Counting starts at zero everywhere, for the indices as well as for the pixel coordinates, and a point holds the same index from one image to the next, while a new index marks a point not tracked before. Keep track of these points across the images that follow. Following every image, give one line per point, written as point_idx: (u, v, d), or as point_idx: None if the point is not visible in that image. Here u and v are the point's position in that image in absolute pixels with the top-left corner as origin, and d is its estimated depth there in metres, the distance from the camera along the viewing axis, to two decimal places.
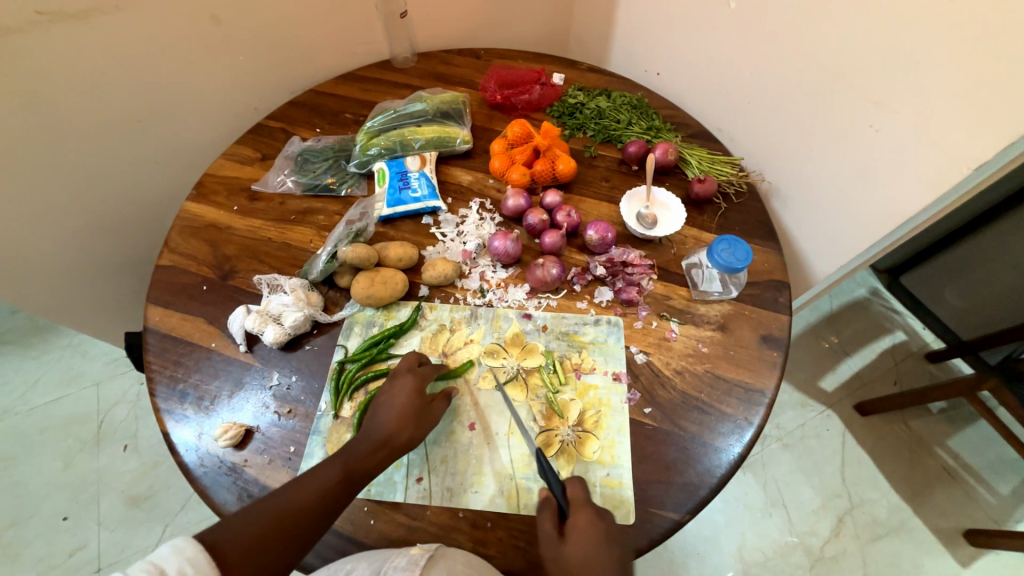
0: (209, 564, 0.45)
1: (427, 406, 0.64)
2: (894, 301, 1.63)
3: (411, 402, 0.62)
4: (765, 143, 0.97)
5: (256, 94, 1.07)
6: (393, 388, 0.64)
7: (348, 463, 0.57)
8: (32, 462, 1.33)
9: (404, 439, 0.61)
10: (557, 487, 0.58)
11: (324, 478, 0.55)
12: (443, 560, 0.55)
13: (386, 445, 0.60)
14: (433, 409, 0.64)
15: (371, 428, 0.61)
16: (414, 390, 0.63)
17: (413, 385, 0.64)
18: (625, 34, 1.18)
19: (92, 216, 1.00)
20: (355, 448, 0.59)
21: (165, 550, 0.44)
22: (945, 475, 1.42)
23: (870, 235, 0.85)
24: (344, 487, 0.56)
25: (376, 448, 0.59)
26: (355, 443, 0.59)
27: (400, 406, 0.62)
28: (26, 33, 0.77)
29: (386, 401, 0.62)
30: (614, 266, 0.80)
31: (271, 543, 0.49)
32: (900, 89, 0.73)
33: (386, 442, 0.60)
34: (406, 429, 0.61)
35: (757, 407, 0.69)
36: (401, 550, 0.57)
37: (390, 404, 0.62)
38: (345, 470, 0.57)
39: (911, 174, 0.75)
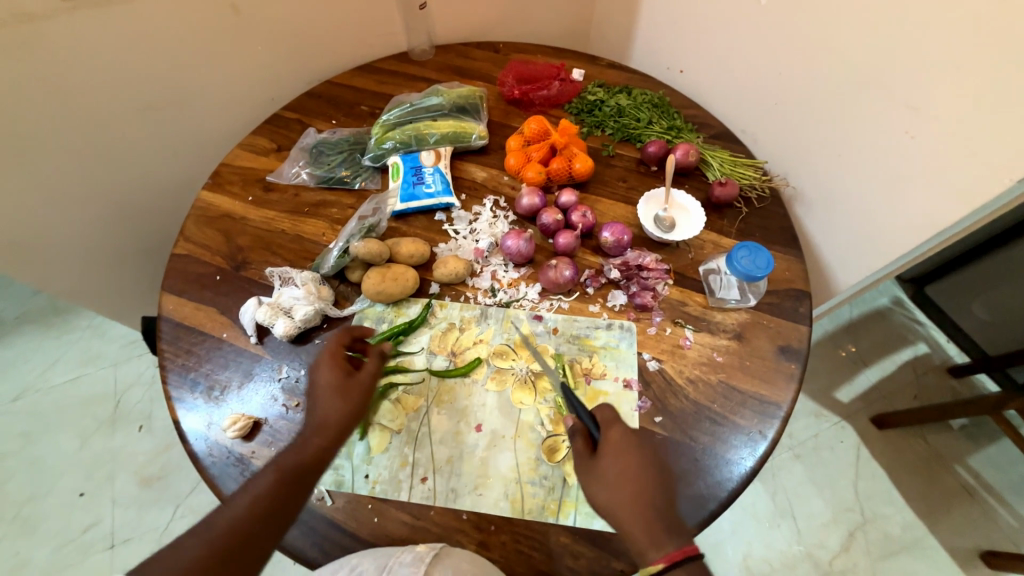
0: None
1: (350, 379, 0.61)
2: (918, 313, 1.58)
3: (332, 378, 0.61)
4: (790, 145, 0.93)
5: (274, 84, 1.07)
6: (317, 374, 0.62)
7: (281, 464, 0.57)
8: (51, 439, 1.37)
9: (337, 420, 0.59)
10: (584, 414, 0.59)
11: (260, 484, 0.55)
12: (449, 558, 0.55)
13: (319, 429, 0.59)
14: (362, 376, 0.62)
15: (309, 419, 0.60)
16: (329, 369, 0.62)
17: (330, 364, 0.62)
18: (649, 29, 1.15)
19: (111, 201, 1.01)
20: (292, 446, 0.58)
21: None
22: (964, 494, 1.37)
23: (898, 245, 0.81)
24: (281, 488, 0.55)
25: (310, 436, 0.59)
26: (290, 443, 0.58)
27: (324, 390, 0.60)
28: (49, 20, 0.77)
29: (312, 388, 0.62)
30: (629, 269, 0.78)
31: (212, 568, 0.50)
32: (941, 94, 0.69)
33: (325, 431, 0.59)
34: (335, 407, 0.60)
35: (773, 420, 0.67)
36: (406, 546, 0.57)
37: (316, 393, 0.61)
38: (276, 472, 0.56)
39: (948, 185, 0.71)
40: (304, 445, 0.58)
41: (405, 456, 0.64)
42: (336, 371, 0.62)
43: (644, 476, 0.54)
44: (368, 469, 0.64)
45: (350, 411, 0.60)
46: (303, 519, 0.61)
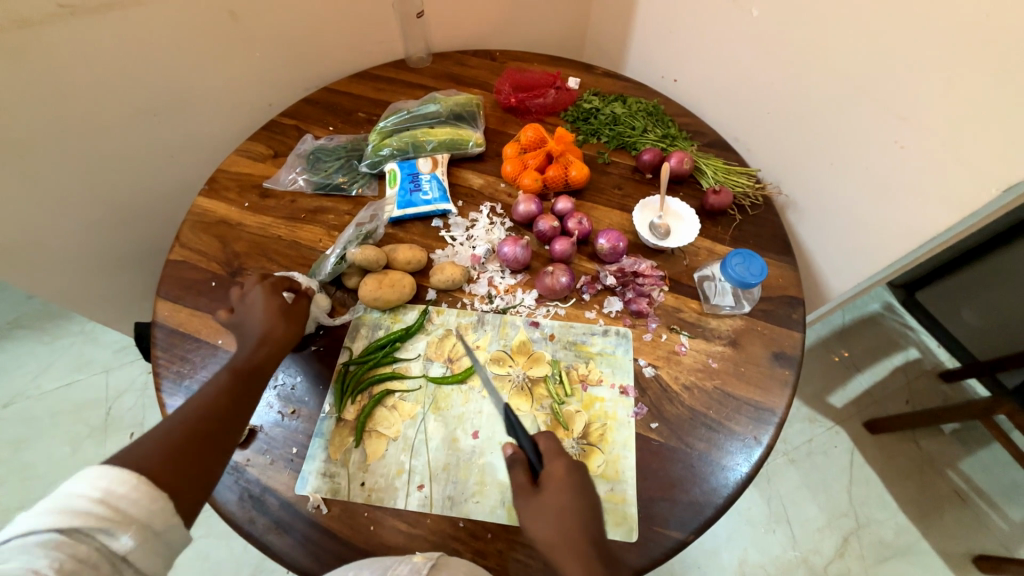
0: (137, 480, 0.46)
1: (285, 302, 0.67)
2: (909, 318, 1.60)
3: (271, 303, 0.66)
4: (783, 154, 0.95)
5: (271, 90, 1.07)
6: (255, 303, 0.66)
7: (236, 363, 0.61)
8: (40, 447, 1.34)
9: (280, 331, 0.64)
10: (526, 441, 0.57)
11: (213, 389, 0.57)
12: (446, 569, 0.54)
13: (264, 340, 0.63)
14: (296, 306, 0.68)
15: (246, 335, 0.64)
16: (268, 295, 0.66)
17: (273, 294, 0.67)
18: (643, 40, 1.17)
19: (104, 206, 1.00)
20: (236, 355, 0.61)
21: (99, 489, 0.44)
22: (955, 498, 1.38)
23: (889, 253, 0.83)
24: (240, 385, 0.59)
25: (256, 346, 0.62)
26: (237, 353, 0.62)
27: (262, 309, 0.65)
28: (46, 25, 0.77)
29: (251, 312, 0.65)
30: (625, 275, 0.79)
31: (186, 449, 0.51)
32: (930, 105, 0.70)
33: (269, 340, 0.63)
34: (279, 324, 0.65)
35: (767, 426, 0.68)
36: (403, 558, 0.55)
37: (251, 314, 0.65)
38: (233, 372, 0.59)
39: (938, 194, 0.73)
40: (252, 353, 0.62)
41: (402, 464, 0.64)
42: (275, 297, 0.67)
43: (579, 487, 0.54)
44: (364, 477, 0.63)
45: (291, 328, 0.66)
46: (299, 528, 0.60)
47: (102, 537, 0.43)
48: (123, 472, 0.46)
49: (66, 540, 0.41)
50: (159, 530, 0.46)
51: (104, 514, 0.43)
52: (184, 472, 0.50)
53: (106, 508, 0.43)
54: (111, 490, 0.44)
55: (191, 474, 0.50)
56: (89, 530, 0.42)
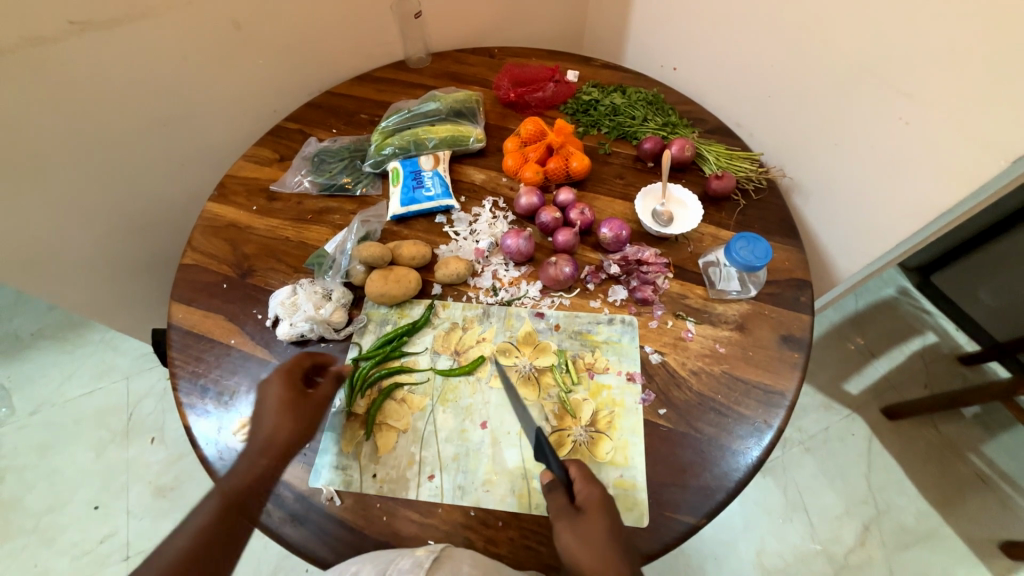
0: None
1: (298, 398, 0.65)
2: (925, 302, 1.58)
3: (283, 398, 0.65)
4: (785, 138, 0.94)
5: (274, 96, 1.09)
6: (265, 392, 0.67)
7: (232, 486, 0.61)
8: (66, 451, 1.41)
9: (285, 436, 0.64)
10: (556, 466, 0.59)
11: (206, 512, 0.59)
12: (449, 562, 0.54)
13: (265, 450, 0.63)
14: (308, 401, 0.66)
15: (256, 432, 0.64)
16: (282, 387, 0.66)
17: (280, 382, 0.66)
18: (641, 30, 1.17)
19: (119, 216, 1.04)
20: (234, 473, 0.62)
21: None
22: (979, 483, 1.35)
23: (897, 233, 0.82)
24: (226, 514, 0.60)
25: (255, 458, 0.63)
26: (239, 467, 0.62)
27: (272, 406, 0.65)
28: (59, 42, 0.80)
29: (259, 413, 0.66)
30: (629, 264, 0.79)
31: None
32: (931, 79, 0.69)
33: (272, 450, 0.63)
34: (283, 425, 0.64)
35: (777, 409, 0.67)
36: (405, 551, 0.56)
37: (264, 408, 0.65)
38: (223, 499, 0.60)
39: (946, 170, 0.71)
40: (252, 466, 0.62)
41: (412, 455, 0.65)
42: (288, 391, 0.65)
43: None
44: (376, 469, 0.64)
45: (294, 431, 0.64)
46: (313, 519, 0.61)
47: None
48: None
49: None
50: None
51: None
52: None
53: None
54: None
55: None
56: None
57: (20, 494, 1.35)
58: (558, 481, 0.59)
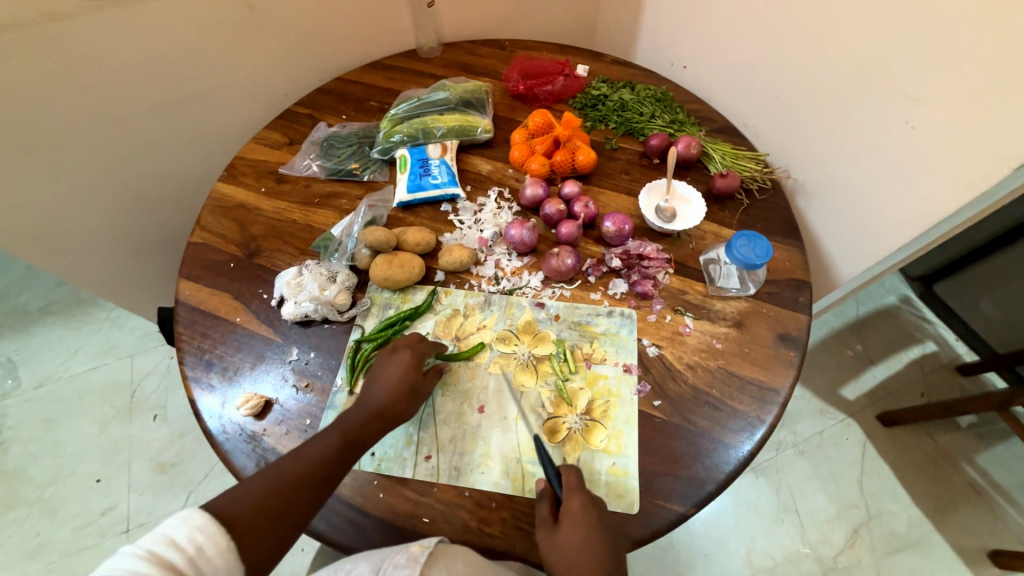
0: (219, 531, 0.50)
1: (424, 379, 0.66)
2: (926, 311, 1.59)
3: (406, 376, 0.65)
4: (791, 139, 0.94)
5: (285, 80, 1.10)
6: (390, 360, 0.67)
7: (347, 427, 0.61)
8: (70, 425, 1.44)
9: (401, 410, 0.64)
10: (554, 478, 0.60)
11: (321, 444, 0.59)
12: (443, 559, 0.56)
13: (382, 415, 0.63)
14: (427, 382, 0.66)
15: (369, 398, 0.64)
16: (408, 364, 0.66)
17: (409, 359, 0.66)
18: (653, 27, 1.17)
19: (129, 193, 1.05)
20: (351, 417, 0.62)
21: (174, 522, 0.49)
22: (972, 492, 1.36)
23: (899, 238, 0.82)
24: (341, 454, 0.59)
25: (372, 418, 0.62)
26: (353, 412, 0.63)
27: (395, 379, 0.65)
28: (76, 19, 0.81)
29: (382, 375, 0.65)
30: (630, 258, 0.80)
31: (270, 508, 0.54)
32: (939, 85, 0.69)
33: (384, 416, 0.63)
34: (401, 402, 0.64)
35: (771, 405, 0.68)
36: (400, 545, 0.58)
37: (385, 377, 0.65)
38: (342, 437, 0.60)
39: (949, 176, 0.72)
40: (366, 425, 0.62)
41: (410, 436, 0.66)
42: (415, 369, 0.66)
43: None
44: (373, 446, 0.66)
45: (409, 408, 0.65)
46: None
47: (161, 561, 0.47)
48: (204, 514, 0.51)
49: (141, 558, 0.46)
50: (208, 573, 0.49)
51: (154, 554, 0.47)
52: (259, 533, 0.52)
53: (157, 542, 0.48)
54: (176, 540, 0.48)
55: (263, 537, 0.52)
56: (123, 565, 0.45)
57: (26, 465, 1.37)
58: (551, 493, 0.60)
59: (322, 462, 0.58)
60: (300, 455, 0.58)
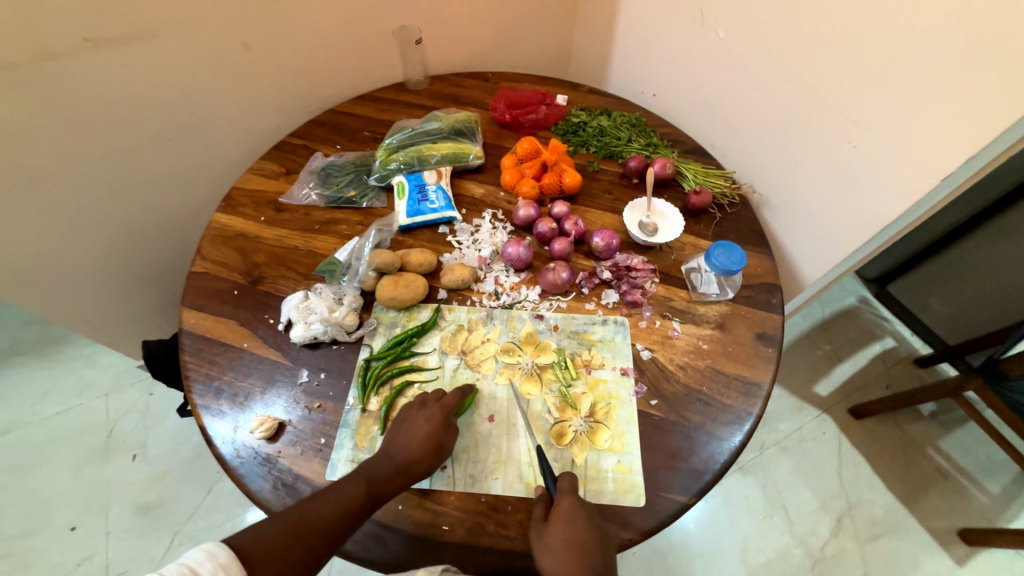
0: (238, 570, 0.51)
1: (450, 437, 0.67)
2: (882, 309, 1.72)
3: (433, 434, 0.66)
4: (754, 158, 1.05)
5: (278, 113, 1.14)
6: (419, 415, 0.68)
7: (372, 480, 0.62)
8: (42, 471, 1.37)
9: (423, 467, 0.64)
10: (550, 480, 0.65)
11: (346, 492, 0.60)
12: None
13: (405, 472, 0.64)
14: (450, 439, 0.67)
15: (394, 451, 0.65)
16: (438, 422, 0.67)
17: (439, 416, 0.68)
18: (622, 60, 1.28)
19: (118, 226, 1.05)
20: (377, 467, 0.63)
21: (199, 555, 0.51)
22: (939, 476, 1.46)
23: (854, 242, 0.92)
24: (362, 505, 0.60)
25: (396, 473, 0.63)
26: (379, 461, 0.64)
27: (423, 435, 0.66)
28: (72, 57, 0.83)
29: (409, 429, 0.67)
30: (619, 269, 0.86)
31: (286, 549, 0.55)
32: (873, 109, 0.80)
33: (406, 471, 0.63)
34: (425, 458, 0.65)
35: (755, 398, 0.75)
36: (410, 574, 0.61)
37: (413, 432, 0.66)
38: (366, 488, 0.61)
39: (889, 186, 0.82)
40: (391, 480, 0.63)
41: None
42: (442, 426, 0.67)
43: None
44: None
45: (432, 466, 0.65)
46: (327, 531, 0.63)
47: None
48: (223, 549, 0.52)
49: None
50: None
51: None
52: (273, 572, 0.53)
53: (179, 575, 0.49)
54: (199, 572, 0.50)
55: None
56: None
57: None
58: (547, 496, 0.64)
59: (345, 508, 0.59)
60: (326, 499, 0.59)
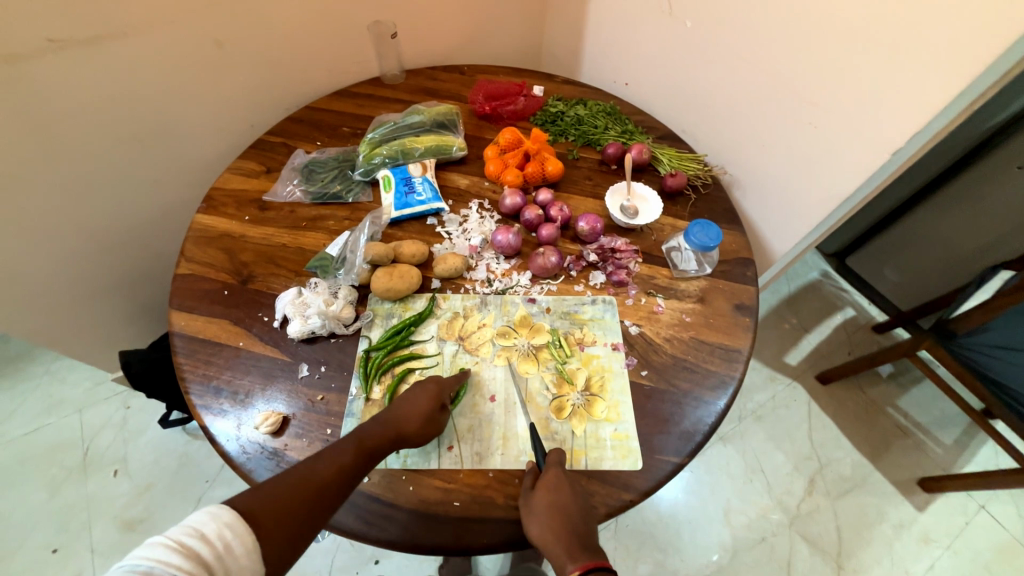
0: (246, 529, 0.53)
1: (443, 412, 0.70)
2: (842, 282, 1.85)
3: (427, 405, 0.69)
4: (723, 143, 1.11)
5: (252, 111, 1.12)
6: (417, 390, 0.70)
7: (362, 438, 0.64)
8: (15, 495, 1.31)
9: (414, 428, 0.67)
10: (541, 456, 0.69)
11: (340, 452, 0.62)
12: None
13: (396, 428, 0.66)
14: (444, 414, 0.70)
15: (387, 416, 0.67)
16: (433, 395, 0.69)
17: (435, 390, 0.70)
18: (595, 51, 1.31)
19: (88, 232, 1.02)
20: (365, 428, 0.66)
21: (203, 517, 0.52)
22: (899, 432, 1.59)
23: (817, 217, 1.00)
24: (356, 461, 0.62)
25: (386, 430, 0.66)
26: (367, 423, 0.67)
27: (421, 407, 0.68)
28: (35, 59, 0.80)
29: (406, 398, 0.69)
30: (604, 252, 0.90)
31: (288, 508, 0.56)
32: (830, 91, 0.87)
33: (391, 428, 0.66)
34: (415, 419, 0.67)
35: (736, 363, 0.80)
36: None
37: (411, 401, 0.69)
38: (358, 447, 0.63)
39: (847, 163, 0.89)
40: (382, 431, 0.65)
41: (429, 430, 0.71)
42: (438, 400, 0.70)
43: None
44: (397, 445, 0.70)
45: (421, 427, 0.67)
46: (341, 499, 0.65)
47: (192, 549, 0.49)
48: (226, 511, 0.53)
49: (173, 545, 0.49)
50: (236, 562, 0.51)
51: (186, 547, 0.49)
52: (278, 528, 0.55)
53: (186, 536, 0.50)
54: (206, 531, 0.51)
55: (281, 531, 0.55)
56: (154, 554, 0.47)
57: None
58: (536, 468, 0.68)
59: (337, 471, 0.61)
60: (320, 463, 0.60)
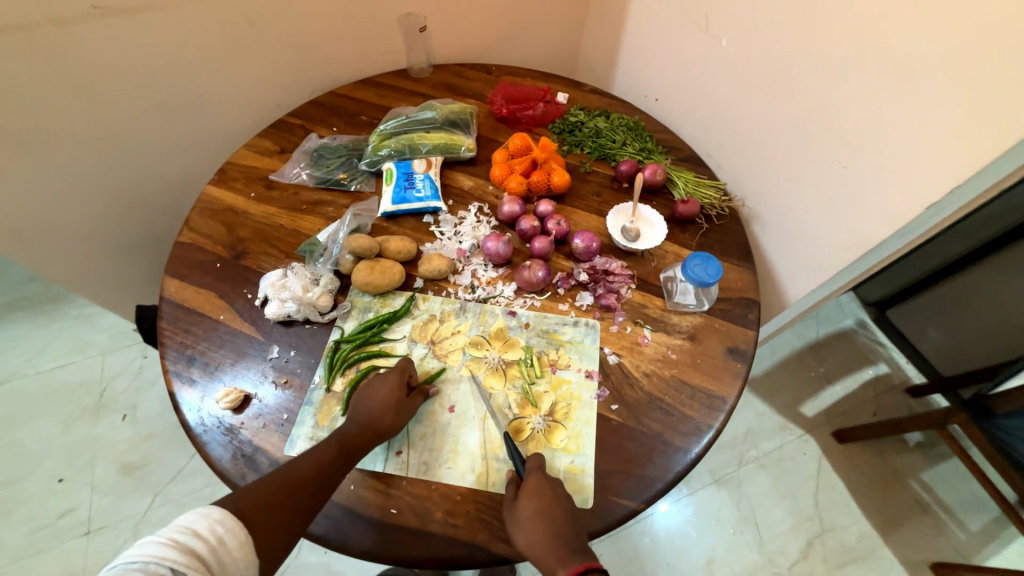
0: (236, 524, 0.53)
1: (411, 400, 0.70)
2: (880, 334, 1.70)
3: (392, 395, 0.68)
4: (748, 172, 1.03)
5: (279, 92, 1.15)
6: (377, 381, 0.70)
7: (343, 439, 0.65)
8: (34, 424, 1.42)
9: (388, 423, 0.67)
10: (518, 463, 0.66)
11: (321, 456, 0.62)
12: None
13: (372, 427, 0.66)
14: (411, 402, 0.70)
15: (354, 419, 0.67)
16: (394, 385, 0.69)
17: (396, 379, 0.70)
18: (630, 62, 1.26)
19: (116, 190, 1.08)
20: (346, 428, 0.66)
21: (195, 515, 0.52)
22: (917, 508, 1.45)
23: (839, 264, 0.91)
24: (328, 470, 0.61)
25: (363, 429, 0.66)
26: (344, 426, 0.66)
27: (383, 396, 0.68)
28: (79, 23, 0.85)
29: (369, 392, 0.69)
30: (596, 273, 0.86)
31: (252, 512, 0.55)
32: (866, 131, 0.79)
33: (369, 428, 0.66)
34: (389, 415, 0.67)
35: (718, 412, 0.74)
36: None
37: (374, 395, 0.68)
38: (340, 446, 0.64)
39: (877, 210, 0.81)
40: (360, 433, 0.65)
41: None
42: (400, 388, 0.69)
43: None
44: None
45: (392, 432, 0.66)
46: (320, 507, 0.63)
47: (184, 545, 0.49)
48: (213, 510, 0.53)
49: (165, 542, 0.48)
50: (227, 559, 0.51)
51: (178, 543, 0.49)
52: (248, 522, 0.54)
53: (179, 534, 0.50)
54: (197, 528, 0.51)
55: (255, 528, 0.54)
56: (147, 551, 0.47)
57: None
58: (516, 476, 0.66)
59: (305, 474, 0.60)
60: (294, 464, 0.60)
